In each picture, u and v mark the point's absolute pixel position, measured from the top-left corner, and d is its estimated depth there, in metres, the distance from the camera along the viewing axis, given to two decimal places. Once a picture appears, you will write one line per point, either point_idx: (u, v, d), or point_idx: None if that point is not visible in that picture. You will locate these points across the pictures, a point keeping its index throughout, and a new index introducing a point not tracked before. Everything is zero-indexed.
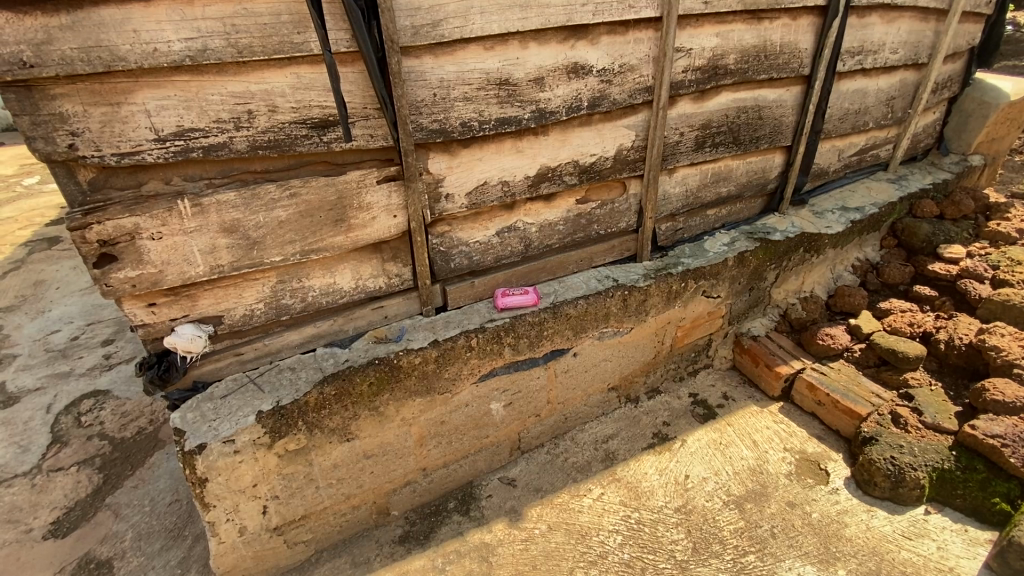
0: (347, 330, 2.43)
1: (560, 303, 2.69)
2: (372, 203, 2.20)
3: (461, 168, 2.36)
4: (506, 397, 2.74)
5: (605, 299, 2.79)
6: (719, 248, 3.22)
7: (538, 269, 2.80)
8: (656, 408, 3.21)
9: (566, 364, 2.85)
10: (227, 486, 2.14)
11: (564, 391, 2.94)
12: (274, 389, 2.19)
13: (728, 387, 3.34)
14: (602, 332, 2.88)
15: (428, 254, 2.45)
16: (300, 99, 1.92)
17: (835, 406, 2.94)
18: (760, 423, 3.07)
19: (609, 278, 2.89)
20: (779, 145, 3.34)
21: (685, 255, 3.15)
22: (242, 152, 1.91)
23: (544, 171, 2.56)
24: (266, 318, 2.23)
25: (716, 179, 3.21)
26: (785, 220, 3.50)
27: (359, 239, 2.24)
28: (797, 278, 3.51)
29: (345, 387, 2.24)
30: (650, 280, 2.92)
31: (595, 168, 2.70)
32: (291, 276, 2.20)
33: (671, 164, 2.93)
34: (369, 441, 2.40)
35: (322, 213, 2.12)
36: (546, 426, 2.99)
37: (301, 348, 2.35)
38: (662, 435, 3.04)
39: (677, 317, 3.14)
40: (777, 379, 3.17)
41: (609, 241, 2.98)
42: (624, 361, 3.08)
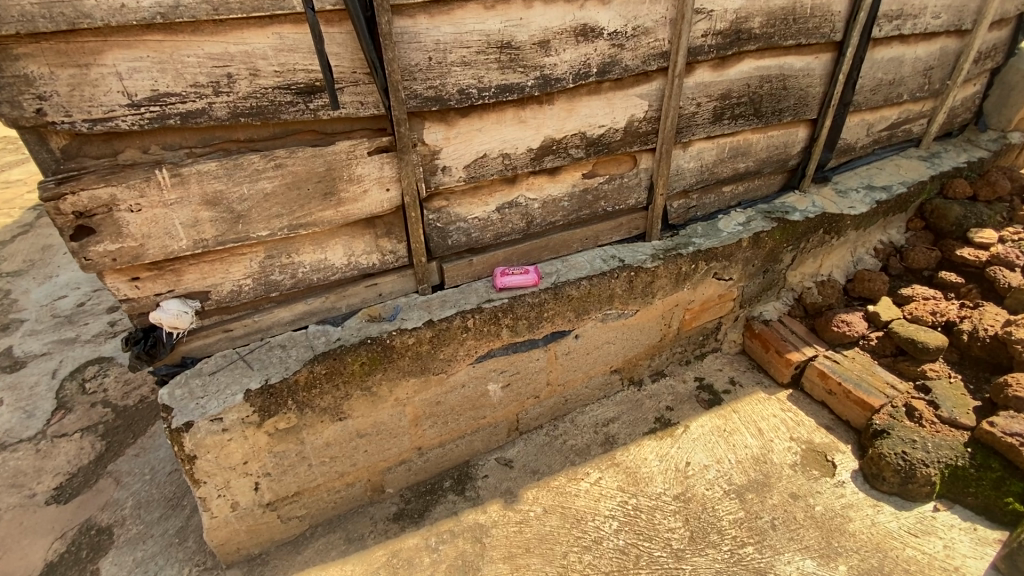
0: (339, 308, 2.34)
1: (562, 283, 2.57)
2: (363, 175, 2.07)
3: (460, 139, 2.22)
4: (504, 378, 2.66)
5: (610, 280, 2.67)
6: (734, 228, 3.06)
7: (540, 247, 2.67)
8: (660, 392, 3.13)
9: (567, 346, 2.76)
10: (218, 463, 2.11)
11: (566, 373, 2.86)
12: (263, 367, 2.14)
13: (736, 371, 3.24)
14: (605, 314, 2.77)
15: (424, 230, 2.33)
16: (284, 62, 1.78)
17: (846, 397, 2.83)
18: (767, 410, 2.98)
19: (615, 258, 2.76)
20: (804, 117, 3.13)
21: (697, 234, 2.99)
22: (222, 119, 1.79)
23: (548, 143, 2.41)
24: (255, 294, 2.15)
25: (735, 153, 3.03)
26: (805, 199, 3.31)
27: (351, 214, 2.12)
28: (815, 260, 3.34)
29: (336, 366, 2.17)
30: (658, 260, 2.78)
31: (604, 141, 2.53)
32: (281, 251, 2.11)
33: (686, 137, 2.75)
34: (362, 421, 2.35)
35: (310, 185, 2.00)
36: (545, 408, 2.93)
37: (293, 325, 2.28)
38: (664, 421, 2.97)
39: (685, 300, 3.00)
40: (787, 366, 3.05)
41: (617, 218, 2.83)
42: (628, 343, 2.98)
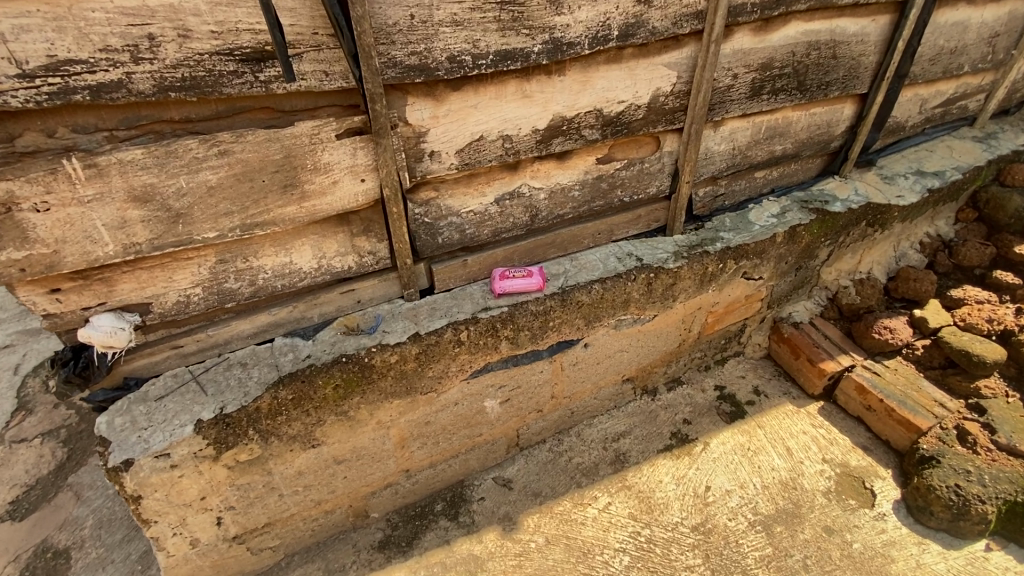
0: (311, 318, 2.00)
1: (571, 287, 2.22)
2: (332, 163, 1.69)
3: (451, 118, 1.83)
4: (503, 393, 2.34)
5: (625, 284, 2.31)
6: (766, 220, 2.68)
7: (546, 244, 2.30)
8: (676, 402, 2.83)
9: (574, 356, 2.43)
10: (169, 501, 1.82)
11: (572, 385, 2.54)
12: (218, 391, 1.82)
13: (760, 379, 2.93)
14: (619, 320, 2.42)
15: (408, 227, 1.96)
16: (223, 19, 1.39)
17: (888, 415, 2.51)
18: (796, 426, 2.67)
19: (631, 256, 2.40)
20: (853, 92, 2.70)
21: (725, 228, 2.62)
22: (147, 94, 1.41)
23: (558, 122, 2.01)
24: (207, 305, 1.81)
25: (771, 133, 2.62)
26: (847, 186, 2.92)
27: (318, 210, 1.75)
28: (853, 256, 2.98)
29: (305, 391, 1.85)
30: (681, 260, 2.42)
31: (624, 120, 2.14)
32: (235, 254, 1.76)
33: (718, 115, 2.35)
34: (339, 447, 2.05)
35: (266, 176, 1.63)
36: (549, 422, 2.63)
37: (255, 338, 1.95)
38: (681, 436, 2.67)
39: (709, 303, 2.65)
40: (820, 377, 2.73)
41: (635, 210, 2.46)
42: (643, 351, 2.66)
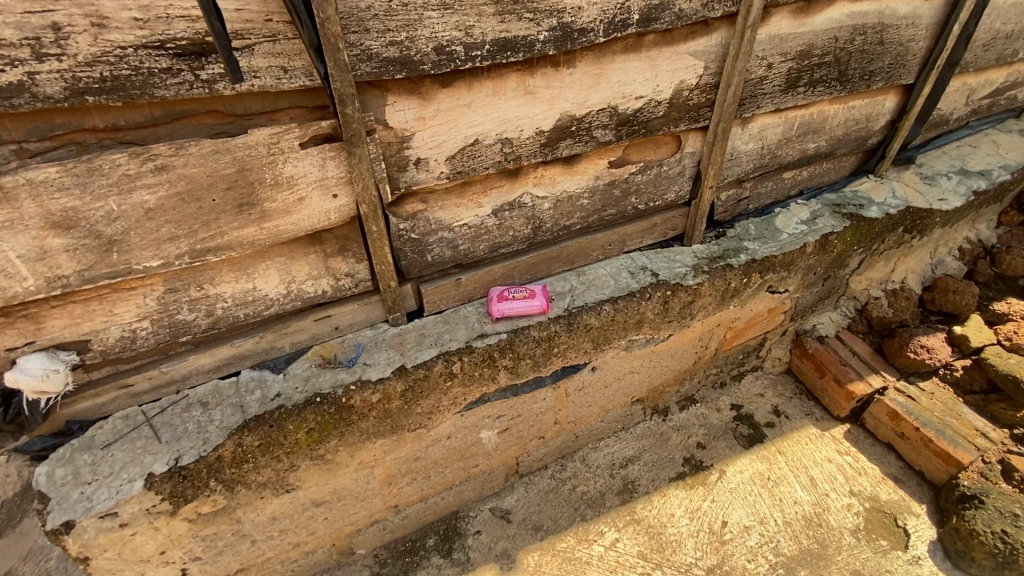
0: (281, 348, 1.75)
1: (578, 309, 1.97)
2: (296, 177, 1.42)
3: (440, 119, 1.55)
4: (500, 423, 2.12)
5: (639, 303, 2.05)
6: (795, 227, 2.41)
7: (550, 259, 2.04)
8: (689, 424, 2.60)
9: (580, 381, 2.19)
10: (122, 559, 1.60)
11: (576, 410, 2.32)
12: (173, 437, 1.58)
13: (780, 398, 2.70)
14: (631, 342, 2.17)
15: (392, 245, 1.70)
16: (148, 3, 1.11)
17: (923, 445, 2.29)
18: (821, 453, 2.45)
19: (645, 270, 2.14)
20: (897, 82, 2.40)
21: (749, 237, 2.35)
22: (58, 99, 1.13)
23: (566, 122, 1.73)
24: (157, 340, 1.56)
25: (805, 130, 2.33)
26: (883, 187, 2.64)
27: (283, 231, 1.49)
28: (886, 264, 2.71)
29: (273, 436, 1.62)
30: (702, 275, 2.16)
31: (642, 118, 1.85)
32: (188, 282, 1.50)
33: (748, 111, 2.05)
34: (317, 490, 1.83)
35: (216, 194, 1.36)
36: (551, 448, 2.41)
37: (218, 373, 1.71)
38: (694, 463, 2.46)
39: (729, 319, 2.40)
40: (848, 400, 2.50)
41: (651, 218, 2.18)
42: (655, 372, 2.42)
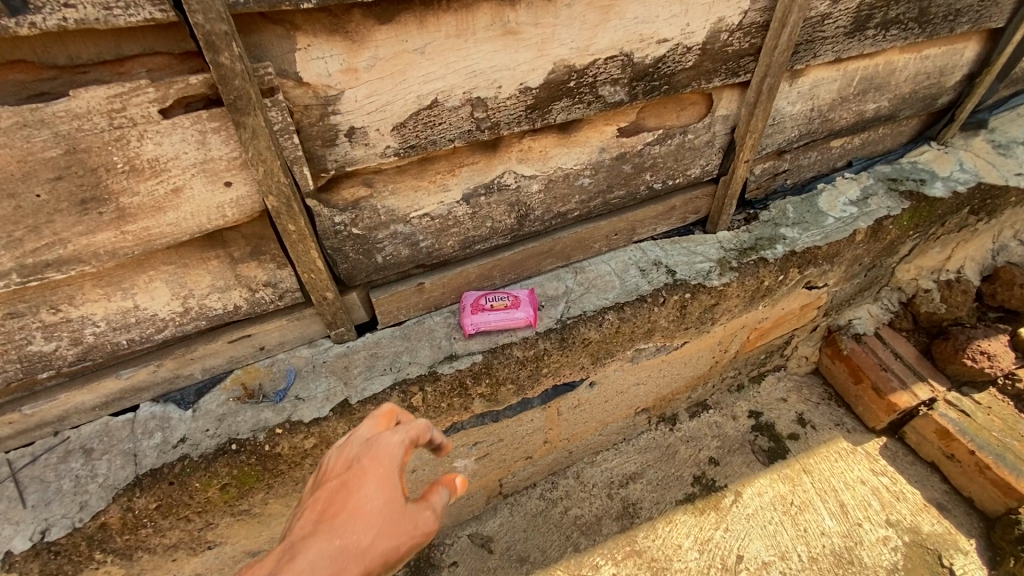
0: (190, 376, 1.37)
1: (574, 320, 1.56)
2: (164, 160, 0.98)
3: (381, 72, 1.08)
4: (478, 450, 1.76)
5: (652, 310, 1.63)
6: (843, 209, 1.96)
7: (539, 254, 1.61)
8: (701, 435, 2.25)
9: (575, 399, 1.81)
10: None
11: (570, 428, 1.95)
12: (43, 499, 1.22)
13: (806, 404, 2.33)
14: (638, 353, 1.77)
15: (323, 247, 1.27)
16: None
17: (978, 471, 1.97)
18: (853, 473, 2.12)
19: (660, 266, 1.71)
20: (984, 25, 1.90)
21: (787, 221, 1.90)
22: None
23: (562, 77, 1.26)
24: (7, 379, 1.16)
25: (866, 86, 1.85)
26: (948, 158, 2.17)
27: (157, 236, 1.06)
28: (941, 250, 2.29)
29: (174, 497, 1.25)
30: (730, 272, 1.72)
31: (664, 70, 1.37)
32: (35, 304, 1.09)
33: (802, 63, 1.57)
34: (248, 543, 1.49)
35: (40, 188, 0.92)
36: (540, 467, 2.06)
37: (108, 409, 1.33)
38: (706, 483, 2.12)
39: (755, 320, 1.99)
40: (889, 413, 2.14)
41: (669, 199, 1.73)
42: (664, 381, 2.03)
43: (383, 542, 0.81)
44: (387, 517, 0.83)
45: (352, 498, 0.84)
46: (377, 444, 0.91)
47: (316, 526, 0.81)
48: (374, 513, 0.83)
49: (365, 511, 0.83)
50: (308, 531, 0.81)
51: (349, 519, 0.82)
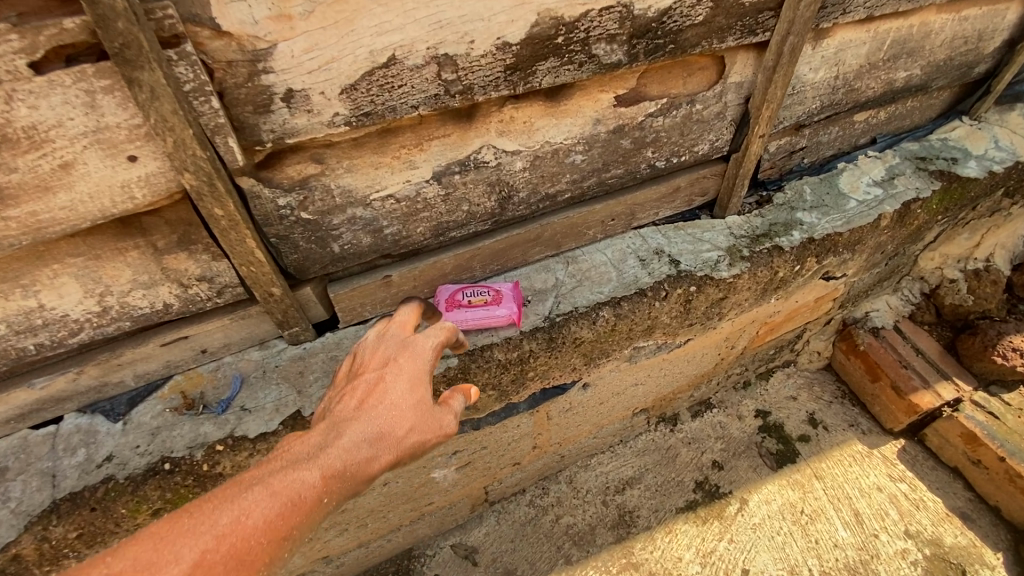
0: (120, 383, 1.19)
1: (564, 318, 1.37)
2: (43, 128, 0.79)
3: (321, 19, 0.87)
4: (459, 459, 1.59)
5: (652, 306, 1.44)
6: (866, 190, 1.76)
7: (525, 242, 1.42)
8: (704, 437, 2.08)
9: (566, 403, 1.63)
10: None
11: (561, 432, 1.78)
12: None
13: (818, 403, 2.16)
14: (636, 352, 1.59)
15: (264, 235, 1.08)
16: None
17: (1007, 480, 1.81)
18: (869, 480, 1.96)
19: (661, 255, 1.52)
20: None
21: (805, 205, 1.70)
22: None
23: (548, 32, 1.05)
24: None
25: (897, 51, 1.63)
26: (983, 135, 1.96)
27: (49, 223, 0.87)
28: (970, 237, 2.09)
29: (97, 524, 1.08)
30: (741, 263, 1.52)
31: (670, 26, 1.16)
32: None
33: (829, 21, 1.36)
34: None
35: None
36: (529, 473, 1.90)
37: (25, 422, 1.17)
38: (709, 489, 1.95)
39: (766, 314, 1.80)
40: (909, 414, 1.98)
41: (672, 179, 1.53)
42: (665, 381, 1.85)
43: (416, 429, 0.89)
44: (417, 412, 0.90)
45: (390, 385, 0.91)
46: (412, 341, 0.99)
47: (362, 405, 0.88)
48: (408, 407, 0.90)
49: (404, 400, 0.90)
50: (351, 409, 0.88)
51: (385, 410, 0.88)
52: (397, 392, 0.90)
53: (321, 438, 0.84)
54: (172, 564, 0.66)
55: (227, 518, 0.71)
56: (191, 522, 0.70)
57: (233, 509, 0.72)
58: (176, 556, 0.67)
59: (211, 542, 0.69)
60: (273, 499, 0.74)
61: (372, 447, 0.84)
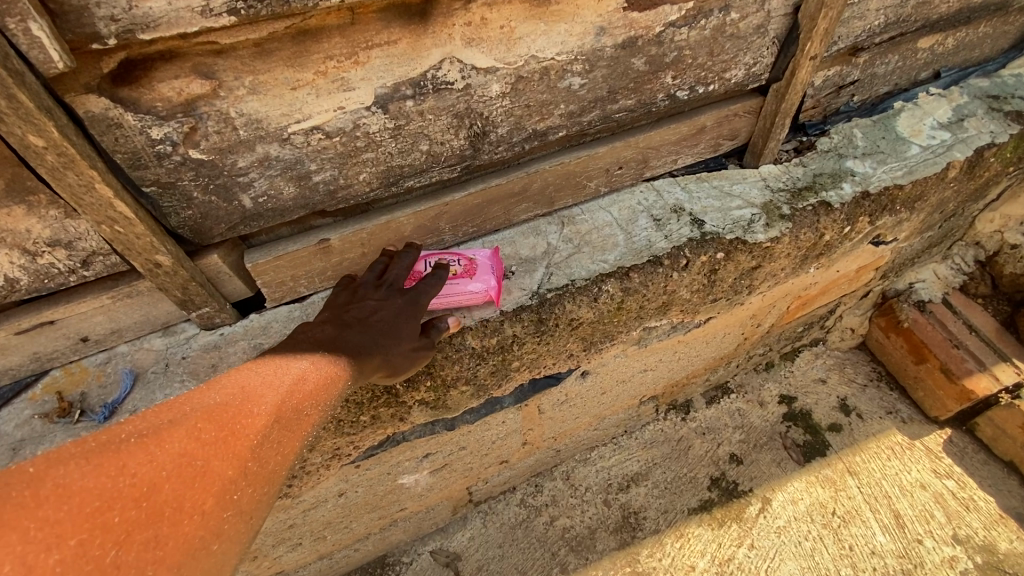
0: None
1: (556, 294, 1.08)
2: None
3: None
4: (431, 462, 1.32)
5: (669, 277, 1.14)
6: (930, 134, 1.43)
7: (507, 196, 1.11)
8: (721, 426, 1.81)
9: (561, 394, 1.35)
10: None
11: (555, 426, 1.51)
12: None
13: (852, 387, 1.88)
14: (646, 333, 1.30)
15: (133, 182, 0.78)
16: None
17: None
18: (911, 476, 1.70)
19: (680, 213, 1.21)
20: None
21: (856, 151, 1.38)
22: None
23: None
24: None
25: None
26: None
27: None
28: None
29: None
30: (780, 222, 1.22)
31: None
32: None
33: None
34: None
35: None
36: (519, 470, 1.63)
37: None
38: (728, 487, 1.69)
39: (802, 286, 1.50)
40: (959, 401, 1.71)
41: (695, 117, 1.20)
42: (678, 365, 1.57)
43: (411, 352, 0.88)
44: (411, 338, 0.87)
45: (397, 310, 0.87)
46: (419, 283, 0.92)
47: (365, 322, 0.84)
48: (406, 331, 0.87)
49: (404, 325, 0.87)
50: (356, 318, 0.84)
51: (386, 329, 0.84)
52: (402, 317, 0.87)
53: (333, 332, 0.81)
54: (262, 401, 0.67)
55: (296, 371, 0.72)
56: (266, 371, 0.71)
57: (299, 367, 0.73)
58: (264, 393, 0.67)
59: (290, 387, 0.70)
60: (327, 364, 0.75)
61: (379, 359, 0.82)
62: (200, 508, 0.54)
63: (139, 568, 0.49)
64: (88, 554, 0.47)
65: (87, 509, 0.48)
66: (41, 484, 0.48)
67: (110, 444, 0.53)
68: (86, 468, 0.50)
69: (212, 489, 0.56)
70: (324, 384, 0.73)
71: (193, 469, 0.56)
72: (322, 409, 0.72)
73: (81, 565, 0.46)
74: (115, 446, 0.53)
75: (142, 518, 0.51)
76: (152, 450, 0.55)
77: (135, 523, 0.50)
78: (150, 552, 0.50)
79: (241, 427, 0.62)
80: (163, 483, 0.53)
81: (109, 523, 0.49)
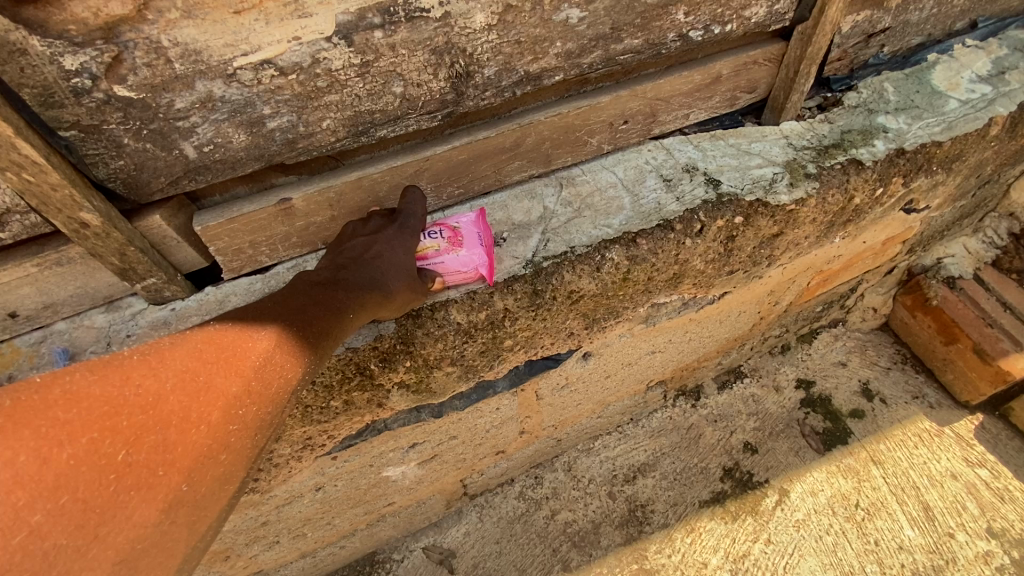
0: None
1: (553, 262, 0.95)
2: None
3: None
4: (419, 453, 1.21)
5: (681, 244, 1.01)
6: (969, 87, 1.29)
7: (497, 153, 0.99)
8: (734, 413, 1.68)
9: (561, 378, 1.23)
10: None
11: (556, 413, 1.39)
12: None
13: (876, 371, 1.75)
14: (654, 310, 1.18)
15: (45, 124, 0.66)
16: None
17: None
18: (941, 465, 1.57)
19: (692, 173, 1.08)
20: None
21: (887, 106, 1.24)
22: None
23: None
24: None
25: None
26: None
27: None
28: None
29: None
30: (806, 182, 1.08)
31: None
32: None
33: None
34: None
35: None
36: (517, 461, 1.51)
37: None
38: (742, 478, 1.57)
39: (824, 259, 1.37)
40: (994, 384, 1.58)
41: (709, 64, 1.07)
42: (689, 347, 1.44)
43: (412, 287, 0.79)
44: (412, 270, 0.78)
45: (391, 237, 0.79)
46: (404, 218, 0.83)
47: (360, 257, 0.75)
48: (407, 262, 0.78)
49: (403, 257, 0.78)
50: (350, 257, 0.75)
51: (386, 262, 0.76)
52: (399, 245, 0.79)
53: (329, 272, 0.72)
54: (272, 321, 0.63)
55: (298, 296, 0.66)
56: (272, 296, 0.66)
57: (302, 293, 0.67)
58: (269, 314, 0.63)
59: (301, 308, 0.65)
60: (332, 294, 0.68)
61: (380, 295, 0.73)
62: (207, 420, 0.53)
63: (150, 468, 0.49)
64: (99, 452, 0.47)
65: (95, 413, 0.48)
66: (47, 389, 0.48)
67: (114, 360, 0.53)
68: (91, 377, 0.50)
69: (220, 404, 0.55)
70: (333, 311, 0.67)
71: (197, 384, 0.54)
72: (334, 332, 0.67)
73: (92, 461, 0.46)
74: (118, 360, 0.53)
75: (149, 424, 0.50)
76: (154, 365, 0.53)
77: (143, 427, 0.50)
78: (161, 455, 0.50)
79: (245, 348, 0.59)
80: (168, 394, 0.52)
81: (117, 426, 0.49)
